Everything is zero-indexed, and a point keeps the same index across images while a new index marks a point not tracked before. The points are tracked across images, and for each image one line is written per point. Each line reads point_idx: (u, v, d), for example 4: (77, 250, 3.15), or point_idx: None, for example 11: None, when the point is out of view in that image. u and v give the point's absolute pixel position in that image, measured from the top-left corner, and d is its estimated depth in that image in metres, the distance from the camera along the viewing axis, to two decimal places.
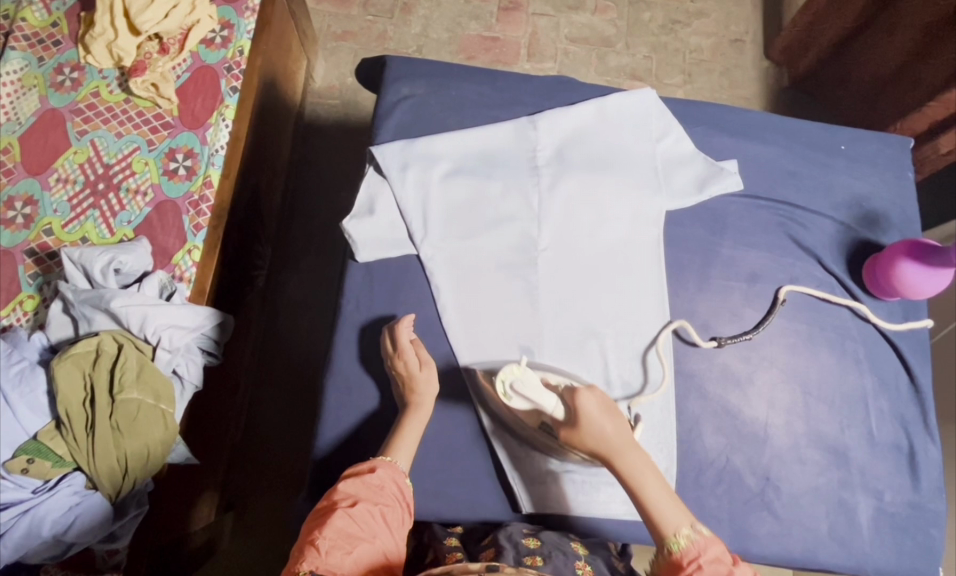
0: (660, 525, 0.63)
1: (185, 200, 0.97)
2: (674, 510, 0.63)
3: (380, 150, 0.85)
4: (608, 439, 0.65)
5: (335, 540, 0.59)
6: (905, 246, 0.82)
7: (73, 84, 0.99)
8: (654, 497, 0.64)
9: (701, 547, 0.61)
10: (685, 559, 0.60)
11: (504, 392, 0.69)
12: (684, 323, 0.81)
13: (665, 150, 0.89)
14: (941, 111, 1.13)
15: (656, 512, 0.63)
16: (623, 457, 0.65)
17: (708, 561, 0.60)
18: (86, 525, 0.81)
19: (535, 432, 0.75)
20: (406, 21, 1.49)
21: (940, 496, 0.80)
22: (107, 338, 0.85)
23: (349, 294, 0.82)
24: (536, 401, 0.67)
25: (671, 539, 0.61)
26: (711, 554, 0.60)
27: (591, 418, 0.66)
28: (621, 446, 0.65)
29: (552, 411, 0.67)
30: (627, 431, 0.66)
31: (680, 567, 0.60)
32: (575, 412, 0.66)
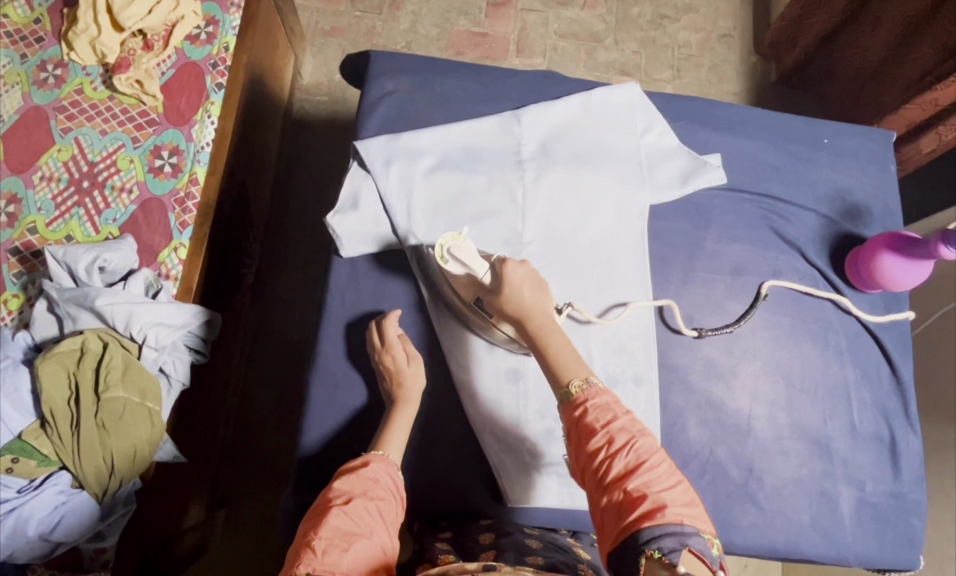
0: (559, 375, 0.63)
1: (171, 197, 0.96)
2: (577, 364, 0.63)
3: (364, 145, 0.85)
4: (526, 305, 0.67)
5: (331, 540, 0.58)
6: (885, 238, 0.82)
7: (56, 81, 0.98)
8: (557, 352, 0.64)
9: (591, 394, 0.60)
10: (576, 404, 0.59)
11: (441, 258, 0.74)
12: (673, 305, 0.82)
13: (650, 144, 0.89)
14: (918, 113, 1.16)
15: (557, 362, 0.63)
16: (537, 320, 0.66)
17: (598, 407, 0.59)
18: (72, 524, 0.80)
19: (467, 306, 0.77)
20: (395, 17, 1.49)
21: (921, 486, 0.81)
22: (92, 336, 0.85)
23: (334, 290, 0.82)
24: (468, 266, 0.72)
25: (566, 385, 0.61)
26: (603, 401, 0.59)
27: (514, 284, 0.68)
28: (537, 312, 0.67)
29: (482, 278, 0.71)
30: (547, 301, 0.68)
31: (572, 411, 0.60)
32: (501, 276, 0.69)
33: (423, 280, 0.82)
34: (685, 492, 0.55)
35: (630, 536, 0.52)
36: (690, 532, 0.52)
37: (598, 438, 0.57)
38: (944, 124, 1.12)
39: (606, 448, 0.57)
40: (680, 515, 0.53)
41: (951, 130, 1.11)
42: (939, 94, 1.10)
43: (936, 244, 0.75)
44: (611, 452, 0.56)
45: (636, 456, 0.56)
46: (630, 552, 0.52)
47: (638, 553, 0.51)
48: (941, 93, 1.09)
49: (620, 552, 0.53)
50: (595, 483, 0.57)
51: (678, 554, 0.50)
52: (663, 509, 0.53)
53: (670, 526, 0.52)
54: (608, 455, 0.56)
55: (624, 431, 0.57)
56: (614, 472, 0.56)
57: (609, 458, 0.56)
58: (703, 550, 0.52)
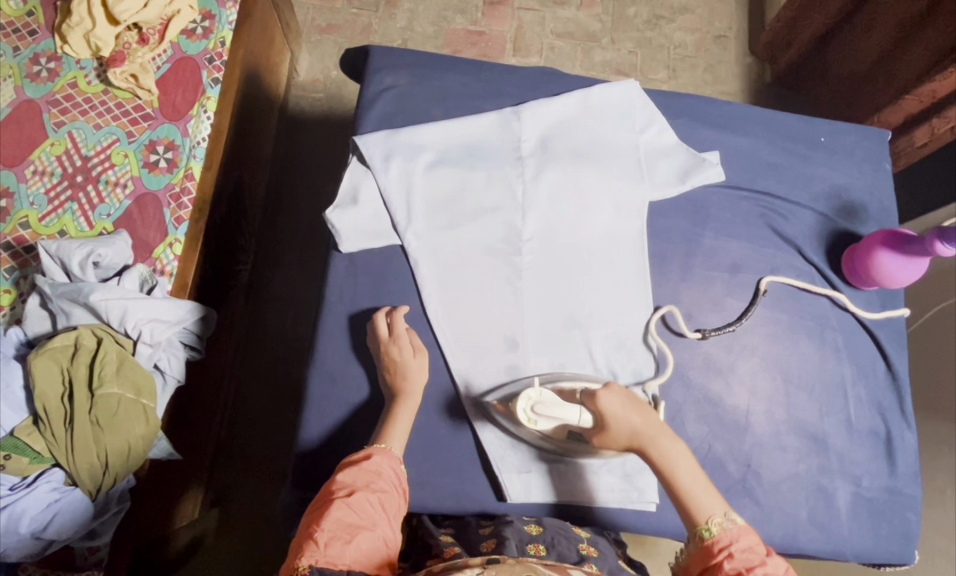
0: (693, 512, 0.64)
1: (166, 192, 0.95)
2: (711, 499, 0.64)
3: (364, 140, 0.84)
4: (641, 431, 0.67)
5: (334, 532, 0.59)
6: (881, 236, 0.83)
7: (49, 75, 0.97)
8: (688, 486, 0.65)
9: (733, 536, 0.61)
10: (717, 545, 0.61)
11: (527, 418, 0.70)
12: (673, 309, 0.82)
13: (649, 141, 0.89)
14: (917, 104, 1.18)
15: (691, 500, 0.64)
16: (658, 450, 0.66)
17: (741, 548, 0.60)
18: (65, 522, 0.79)
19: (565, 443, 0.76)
20: (392, 14, 1.48)
21: (916, 481, 0.82)
22: (85, 332, 0.84)
23: (332, 285, 0.81)
24: (561, 418, 0.69)
25: (703, 525, 0.62)
26: (745, 543, 0.60)
27: (617, 416, 0.67)
28: (653, 436, 0.67)
29: (583, 422, 0.69)
30: (656, 420, 0.68)
31: (711, 554, 0.61)
32: (600, 415, 0.67)
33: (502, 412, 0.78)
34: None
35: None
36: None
37: None
38: (938, 116, 1.15)
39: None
40: None
41: (945, 122, 1.14)
42: (938, 85, 1.12)
43: (932, 241, 0.76)
44: None
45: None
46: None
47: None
48: (939, 83, 1.11)
49: None
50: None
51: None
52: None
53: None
54: None
55: (770, 574, 0.59)
56: None
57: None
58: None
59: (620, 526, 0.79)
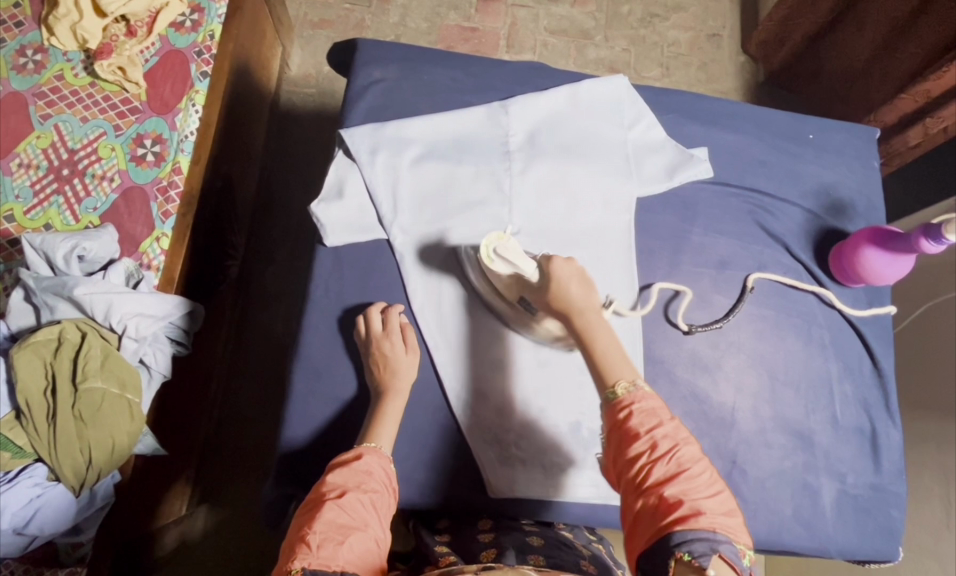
0: (604, 374, 0.63)
1: (153, 186, 0.94)
2: (623, 364, 0.63)
3: (351, 133, 0.84)
4: (573, 297, 0.67)
5: (326, 533, 0.59)
6: (868, 233, 0.83)
7: (36, 67, 0.96)
8: (603, 351, 0.64)
9: (637, 398, 0.60)
10: (619, 404, 0.60)
11: (486, 257, 0.74)
12: (688, 292, 0.83)
13: (637, 137, 0.89)
14: (910, 103, 1.14)
15: (603, 360, 0.63)
16: (585, 317, 0.66)
17: (642, 412, 0.59)
18: (50, 516, 0.79)
19: (510, 304, 0.78)
20: (384, 10, 1.48)
21: (901, 478, 0.82)
22: (69, 326, 0.83)
23: (318, 279, 0.81)
24: (517, 266, 0.72)
25: (611, 387, 0.61)
26: (647, 406, 0.60)
27: (562, 280, 0.68)
28: (585, 306, 0.67)
29: (530, 276, 0.71)
30: (596, 298, 0.68)
31: (615, 413, 0.60)
32: (547, 273, 0.68)
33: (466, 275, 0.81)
34: (724, 503, 0.55)
35: (660, 539, 0.53)
36: (722, 539, 0.52)
37: (641, 442, 0.58)
38: (931, 116, 1.11)
39: (647, 451, 0.57)
40: (716, 523, 0.53)
41: (937, 123, 1.10)
42: (931, 85, 1.08)
43: (918, 238, 0.76)
44: (652, 457, 0.57)
45: (677, 463, 0.56)
46: (662, 558, 0.52)
47: (669, 558, 0.52)
48: (932, 83, 1.08)
49: (650, 553, 0.53)
50: (631, 486, 0.57)
51: (708, 559, 0.51)
52: (698, 514, 0.53)
53: (702, 531, 0.52)
54: (649, 460, 0.57)
55: (668, 438, 0.58)
56: (652, 477, 0.56)
57: (649, 462, 0.57)
58: (734, 559, 0.52)
59: (605, 522, 0.79)
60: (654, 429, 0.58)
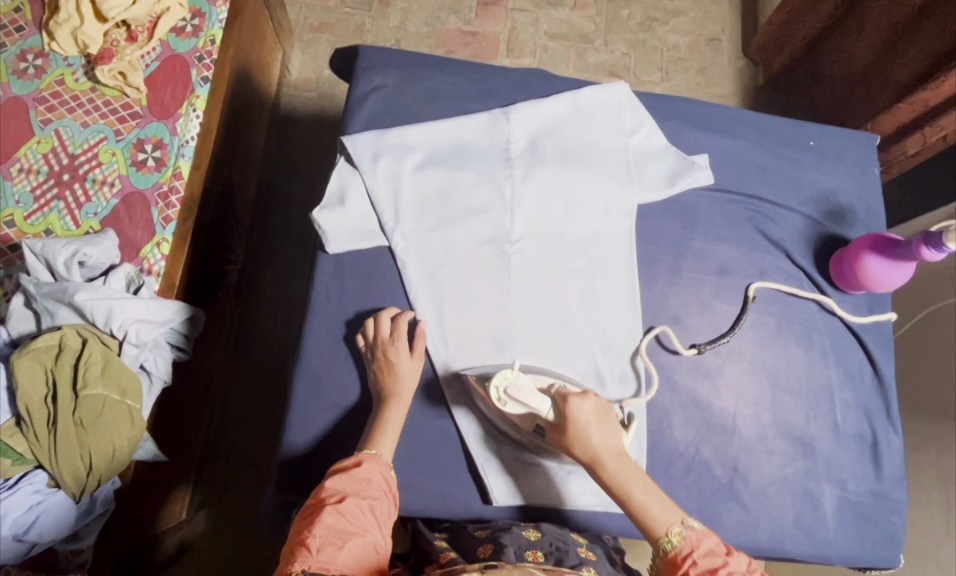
0: (651, 526, 0.64)
1: (153, 191, 0.94)
2: (665, 509, 0.64)
3: (351, 140, 0.84)
4: (595, 445, 0.66)
5: (326, 538, 0.59)
6: (869, 240, 0.83)
7: (36, 72, 0.96)
8: (643, 501, 0.65)
9: (694, 542, 0.62)
10: (680, 556, 0.61)
11: (498, 399, 0.71)
12: (668, 330, 0.82)
13: (638, 144, 0.89)
14: (908, 113, 1.14)
15: (646, 514, 0.64)
16: (612, 468, 0.66)
17: (703, 554, 0.61)
18: (49, 523, 0.79)
19: (529, 437, 0.76)
20: (384, 14, 1.48)
21: (902, 485, 0.82)
22: (70, 332, 0.83)
23: (319, 286, 0.81)
24: (531, 406, 0.70)
25: (664, 538, 0.62)
26: (705, 547, 0.62)
27: (581, 424, 0.67)
28: (609, 456, 0.66)
29: (546, 415, 0.70)
30: (615, 438, 0.68)
31: (676, 566, 0.61)
32: (566, 418, 0.68)
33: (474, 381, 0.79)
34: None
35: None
36: None
37: None
38: (930, 125, 1.11)
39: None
40: None
41: (936, 132, 1.11)
42: (929, 94, 1.08)
43: (919, 245, 0.76)
44: None
45: None
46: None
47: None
48: (931, 93, 1.07)
49: None
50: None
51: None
52: None
53: None
54: None
55: (733, 574, 0.60)
56: None
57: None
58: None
59: (606, 529, 0.79)
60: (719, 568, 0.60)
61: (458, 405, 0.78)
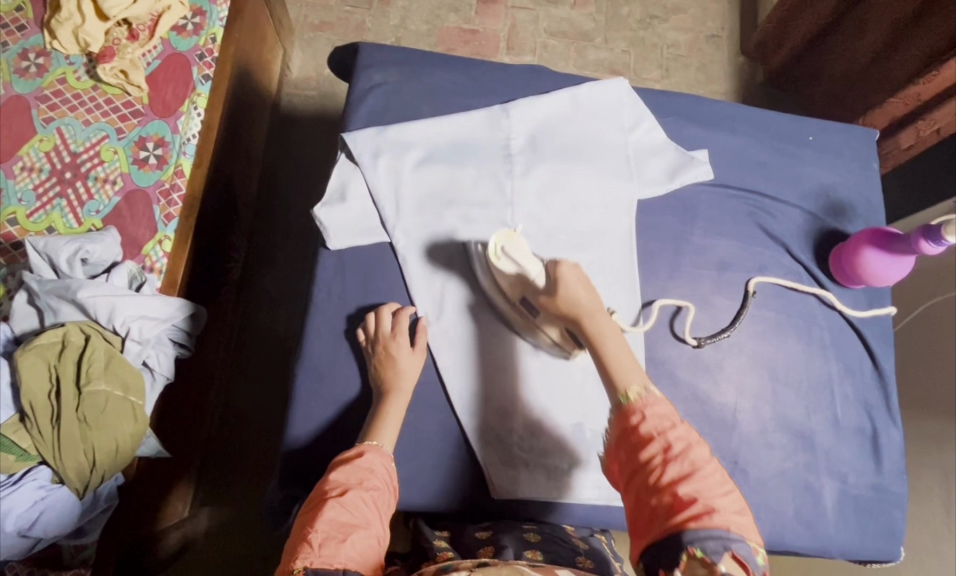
0: (614, 379, 0.63)
1: (155, 189, 0.95)
2: (632, 370, 0.63)
3: (352, 137, 0.84)
4: (580, 302, 0.68)
5: (328, 532, 0.59)
6: (868, 235, 0.83)
7: (38, 71, 0.96)
8: (613, 355, 0.64)
9: (648, 402, 0.60)
10: (632, 410, 0.60)
11: (494, 253, 0.76)
12: (691, 306, 0.83)
13: (638, 140, 0.90)
14: (902, 107, 1.18)
15: (613, 365, 0.63)
16: (588, 313, 0.67)
17: (655, 414, 0.59)
18: (52, 519, 0.79)
19: (514, 307, 0.79)
20: (385, 12, 1.48)
21: (902, 478, 0.82)
22: (73, 329, 0.83)
23: (321, 282, 0.81)
24: (522, 265, 0.74)
25: (623, 393, 0.61)
26: (660, 410, 0.60)
27: (568, 282, 0.69)
28: (589, 309, 0.67)
29: (534, 277, 0.73)
30: (602, 301, 0.69)
31: (627, 418, 0.60)
32: (554, 276, 0.70)
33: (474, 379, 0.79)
34: (737, 502, 0.55)
35: (673, 539, 0.52)
36: (736, 539, 0.52)
37: (653, 445, 0.58)
38: (923, 119, 1.14)
39: (661, 455, 0.57)
40: (731, 522, 0.53)
41: (930, 124, 1.13)
42: (921, 89, 1.12)
43: (919, 240, 0.76)
44: (665, 459, 0.57)
45: (691, 462, 0.56)
46: (672, 558, 0.52)
47: (681, 555, 0.52)
48: (922, 88, 1.12)
49: (663, 551, 0.53)
50: (641, 486, 0.57)
51: (721, 557, 0.51)
52: (711, 514, 0.53)
53: (716, 530, 0.52)
54: (662, 461, 0.57)
55: (681, 440, 0.58)
56: (665, 478, 0.56)
57: (663, 463, 0.56)
58: (748, 554, 0.52)
59: (608, 522, 0.79)
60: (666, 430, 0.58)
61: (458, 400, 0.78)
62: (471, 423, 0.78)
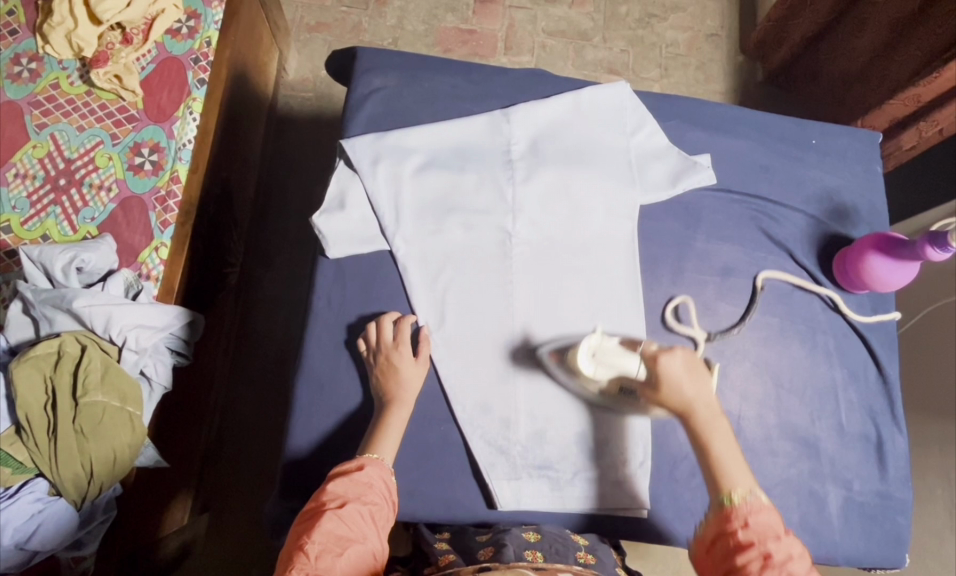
0: (719, 481, 0.64)
1: (151, 195, 0.93)
2: (741, 472, 0.64)
3: (351, 143, 0.83)
4: (686, 394, 0.67)
5: (325, 545, 0.59)
6: (872, 240, 0.82)
7: (31, 76, 0.95)
8: (721, 455, 0.65)
9: (753, 509, 0.62)
10: (735, 514, 0.61)
11: (587, 365, 0.73)
12: (688, 300, 0.83)
13: (640, 143, 0.89)
14: (902, 107, 1.17)
15: (721, 468, 0.64)
16: (702, 416, 0.67)
17: (758, 523, 0.60)
18: (51, 530, 0.78)
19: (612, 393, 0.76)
20: (381, 13, 1.47)
21: (907, 485, 0.82)
22: (69, 339, 0.82)
23: (320, 291, 0.80)
24: (621, 367, 0.72)
25: (726, 493, 0.63)
26: (764, 519, 0.61)
27: (673, 377, 0.68)
28: (700, 405, 0.67)
29: (636, 374, 0.71)
30: (709, 392, 0.68)
31: (728, 521, 0.61)
32: (657, 373, 0.69)
33: (474, 388, 0.78)
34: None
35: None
36: None
37: (752, 552, 0.59)
38: (925, 120, 1.14)
39: (759, 561, 0.58)
40: None
41: (932, 125, 1.13)
42: (922, 90, 1.12)
43: (924, 246, 0.75)
44: (763, 565, 0.58)
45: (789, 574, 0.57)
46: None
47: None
48: (924, 89, 1.11)
49: None
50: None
51: None
52: None
53: None
54: (759, 567, 0.58)
55: (781, 552, 0.59)
56: None
57: (759, 567, 0.58)
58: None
59: (612, 531, 0.78)
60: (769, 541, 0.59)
61: (460, 411, 0.77)
62: (472, 432, 0.77)
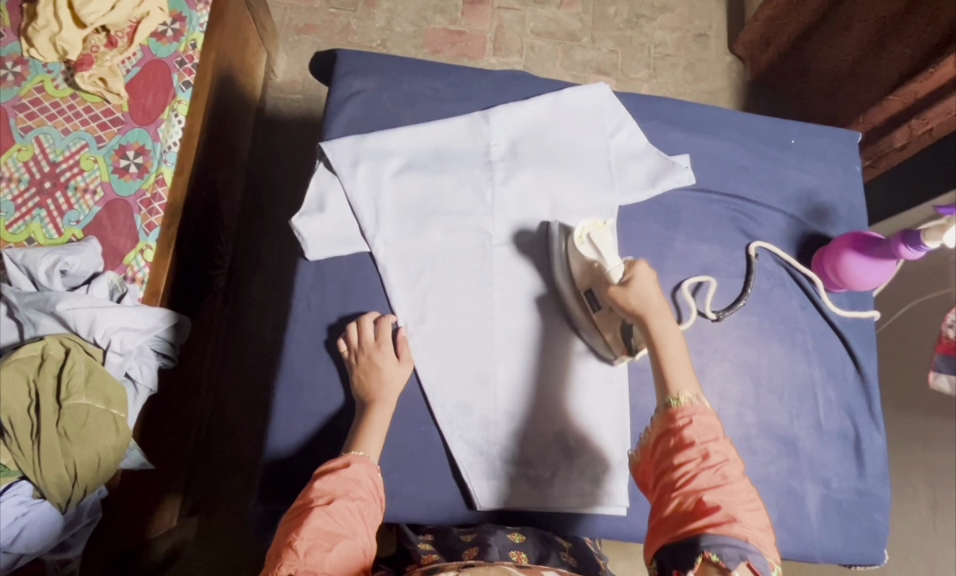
0: (667, 381, 0.64)
1: (136, 198, 0.94)
2: (686, 376, 0.64)
3: (331, 145, 0.84)
4: (651, 302, 0.68)
5: (314, 540, 0.59)
6: (849, 239, 0.83)
7: (16, 79, 0.95)
8: (670, 360, 0.65)
9: (697, 410, 0.61)
10: (680, 413, 0.61)
11: (578, 237, 0.78)
12: (711, 280, 0.84)
13: (620, 145, 0.89)
14: (898, 105, 1.14)
15: (670, 368, 0.64)
16: (658, 319, 0.67)
17: (700, 423, 0.60)
18: (34, 535, 0.77)
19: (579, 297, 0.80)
20: (370, 14, 1.47)
21: (885, 482, 0.83)
22: (53, 342, 0.82)
23: (301, 294, 0.80)
24: (602, 255, 0.75)
25: (674, 394, 0.62)
26: (705, 421, 0.61)
27: (640, 284, 0.69)
28: (660, 312, 0.68)
29: (612, 270, 0.73)
30: (669, 308, 0.69)
31: (671, 420, 0.61)
32: (630, 273, 0.71)
33: (453, 389, 0.79)
34: (758, 518, 0.56)
35: (691, 540, 0.54)
36: (752, 550, 0.54)
37: (691, 451, 0.59)
38: (918, 118, 1.11)
39: (695, 461, 0.58)
40: (746, 532, 0.54)
41: (923, 124, 1.10)
42: (918, 86, 1.08)
43: (898, 244, 0.76)
44: (699, 468, 0.58)
45: (724, 478, 0.57)
46: (688, 558, 0.53)
47: (697, 557, 0.53)
48: (920, 85, 1.08)
49: (674, 551, 0.54)
50: (667, 485, 0.58)
51: (735, 564, 0.52)
52: (730, 522, 0.54)
53: (732, 537, 0.53)
54: (695, 470, 0.58)
55: (719, 453, 0.59)
56: (694, 485, 0.57)
57: (695, 471, 0.57)
58: (762, 568, 0.53)
59: (590, 531, 0.79)
60: (709, 441, 0.59)
61: (439, 412, 0.78)
62: (452, 430, 0.77)
